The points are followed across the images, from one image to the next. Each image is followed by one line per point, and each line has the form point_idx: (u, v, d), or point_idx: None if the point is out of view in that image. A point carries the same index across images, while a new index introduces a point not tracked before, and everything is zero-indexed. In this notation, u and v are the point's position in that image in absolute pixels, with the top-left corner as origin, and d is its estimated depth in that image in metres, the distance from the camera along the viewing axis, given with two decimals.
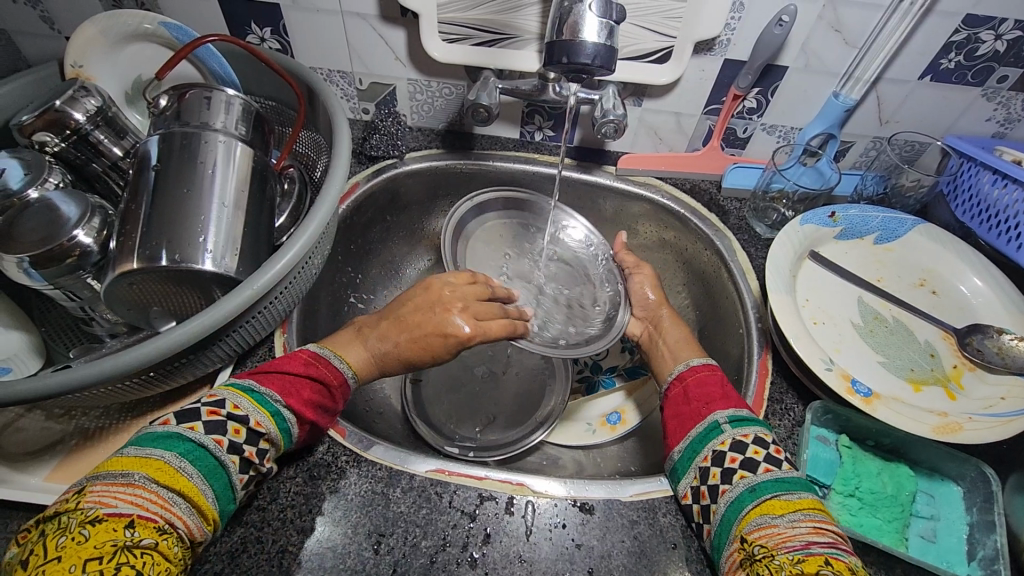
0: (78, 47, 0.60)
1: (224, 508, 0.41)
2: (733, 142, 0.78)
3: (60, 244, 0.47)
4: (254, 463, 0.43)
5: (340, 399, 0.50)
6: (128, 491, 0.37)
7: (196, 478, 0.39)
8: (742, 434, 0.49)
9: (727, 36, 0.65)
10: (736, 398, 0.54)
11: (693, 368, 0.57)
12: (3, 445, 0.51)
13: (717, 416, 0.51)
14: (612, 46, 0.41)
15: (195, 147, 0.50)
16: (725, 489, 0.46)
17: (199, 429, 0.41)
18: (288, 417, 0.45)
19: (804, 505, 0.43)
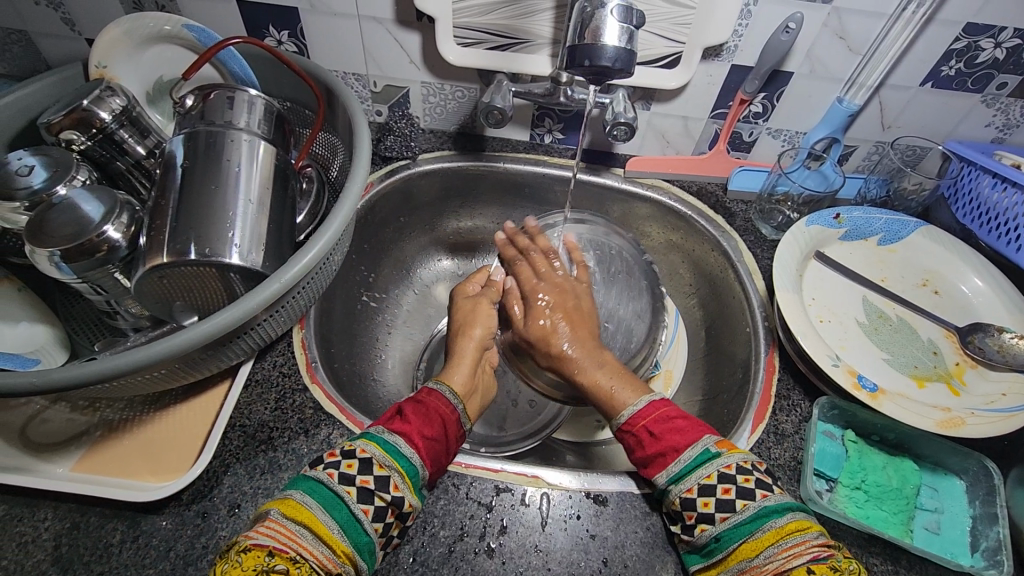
0: (103, 48, 0.61)
1: (354, 540, 0.43)
2: (739, 146, 0.80)
3: (90, 239, 0.48)
4: (373, 489, 0.45)
5: (446, 423, 0.53)
6: (265, 526, 0.42)
7: (315, 508, 0.43)
8: (683, 491, 0.46)
9: (734, 42, 0.66)
10: (677, 443, 0.49)
11: (630, 423, 0.52)
12: (29, 436, 0.52)
13: (658, 481, 0.49)
14: (633, 50, 0.42)
15: (220, 145, 0.52)
16: (690, 539, 0.47)
17: (319, 466, 0.46)
18: (389, 437, 0.49)
19: (772, 538, 0.42)
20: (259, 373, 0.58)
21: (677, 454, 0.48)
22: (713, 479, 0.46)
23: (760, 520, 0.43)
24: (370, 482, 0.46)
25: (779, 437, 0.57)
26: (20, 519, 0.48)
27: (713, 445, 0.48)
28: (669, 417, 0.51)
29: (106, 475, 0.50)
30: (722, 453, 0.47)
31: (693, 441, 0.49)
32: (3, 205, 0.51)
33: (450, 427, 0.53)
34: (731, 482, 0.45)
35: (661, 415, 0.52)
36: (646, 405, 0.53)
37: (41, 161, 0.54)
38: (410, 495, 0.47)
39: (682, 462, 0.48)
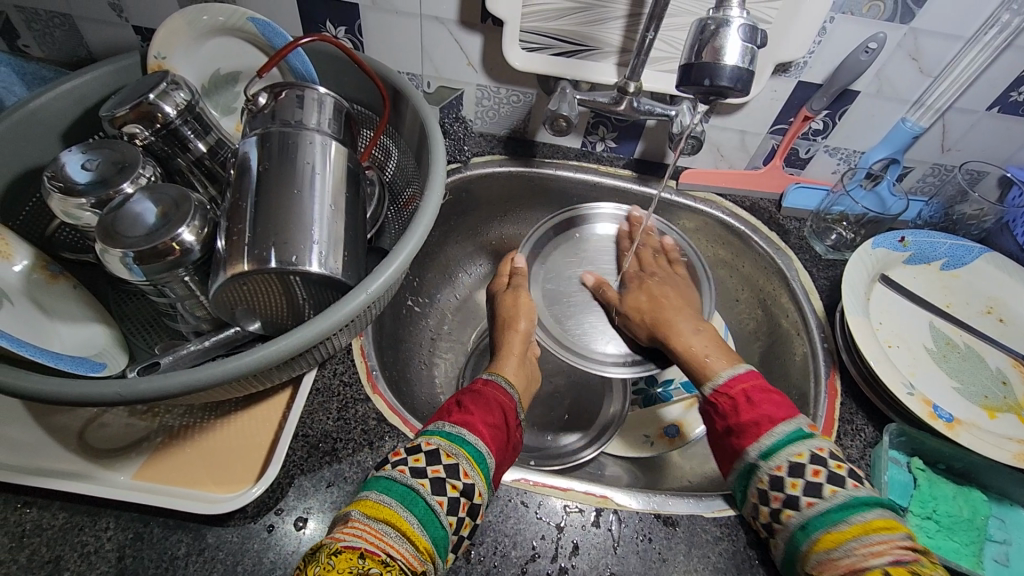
0: (164, 38, 0.59)
1: (432, 535, 0.41)
2: (793, 162, 0.79)
3: (164, 242, 0.47)
4: (444, 478, 0.44)
5: (505, 413, 0.54)
6: (347, 527, 0.40)
7: (395, 506, 0.41)
8: (772, 467, 0.46)
9: (805, 59, 0.65)
10: (773, 414, 0.49)
11: (727, 387, 0.53)
12: (87, 441, 0.50)
13: (749, 452, 0.48)
14: (752, 72, 0.45)
15: (296, 146, 0.50)
16: (777, 529, 0.45)
17: (387, 468, 0.45)
18: (453, 428, 0.49)
19: (857, 531, 0.41)
20: (321, 381, 0.57)
21: (772, 427, 0.48)
22: (805, 457, 0.45)
23: (846, 511, 0.42)
24: (441, 472, 0.45)
25: (846, 463, 0.57)
26: (81, 528, 0.46)
27: (807, 426, 0.48)
28: (762, 389, 0.51)
29: (168, 484, 0.49)
30: (815, 435, 0.47)
31: (788, 417, 0.48)
32: (68, 201, 0.49)
33: (509, 417, 0.54)
34: (821, 466, 0.45)
35: (757, 385, 0.52)
36: (737, 374, 0.53)
37: (107, 157, 0.52)
38: (480, 484, 0.46)
39: (778, 433, 0.47)
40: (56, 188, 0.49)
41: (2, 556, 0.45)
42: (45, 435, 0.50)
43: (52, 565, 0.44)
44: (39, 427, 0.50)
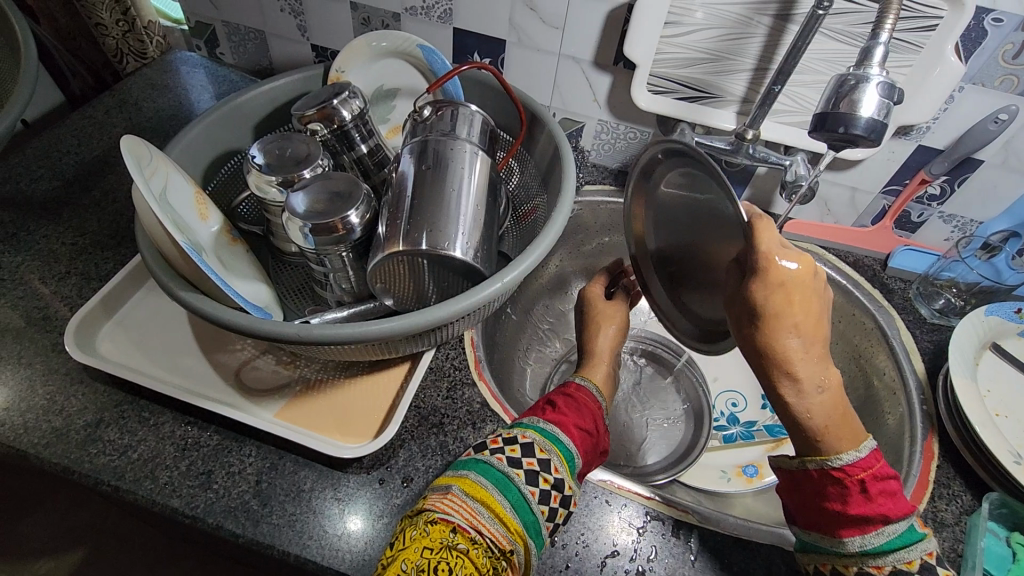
0: (347, 55, 0.70)
1: (523, 518, 0.45)
2: (904, 225, 0.79)
3: (336, 220, 0.56)
4: (538, 471, 0.48)
5: (595, 420, 0.56)
6: (446, 498, 0.45)
7: (490, 487, 0.46)
8: (874, 563, 0.44)
9: (928, 124, 0.67)
10: (886, 511, 0.44)
11: (844, 471, 0.45)
12: (243, 380, 0.59)
13: (848, 543, 0.44)
14: (886, 123, 0.48)
15: (451, 152, 0.58)
16: None
17: (486, 454, 0.49)
18: (547, 425, 0.52)
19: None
20: (434, 362, 0.63)
21: (885, 524, 0.43)
22: (914, 565, 0.43)
23: None
24: (535, 464, 0.48)
25: (939, 525, 0.56)
26: (230, 450, 0.54)
27: (917, 522, 0.44)
28: (883, 476, 0.45)
29: (304, 426, 0.56)
30: (924, 534, 0.44)
31: (905, 512, 0.44)
32: (262, 177, 0.60)
33: (599, 425, 0.56)
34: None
35: (879, 475, 0.45)
36: (854, 463, 0.45)
37: (292, 147, 0.62)
38: (569, 479, 0.49)
39: (889, 535, 0.43)
40: (255, 166, 0.60)
41: (169, 462, 0.53)
42: (211, 369, 0.60)
43: (206, 476, 0.52)
44: (207, 362, 0.60)
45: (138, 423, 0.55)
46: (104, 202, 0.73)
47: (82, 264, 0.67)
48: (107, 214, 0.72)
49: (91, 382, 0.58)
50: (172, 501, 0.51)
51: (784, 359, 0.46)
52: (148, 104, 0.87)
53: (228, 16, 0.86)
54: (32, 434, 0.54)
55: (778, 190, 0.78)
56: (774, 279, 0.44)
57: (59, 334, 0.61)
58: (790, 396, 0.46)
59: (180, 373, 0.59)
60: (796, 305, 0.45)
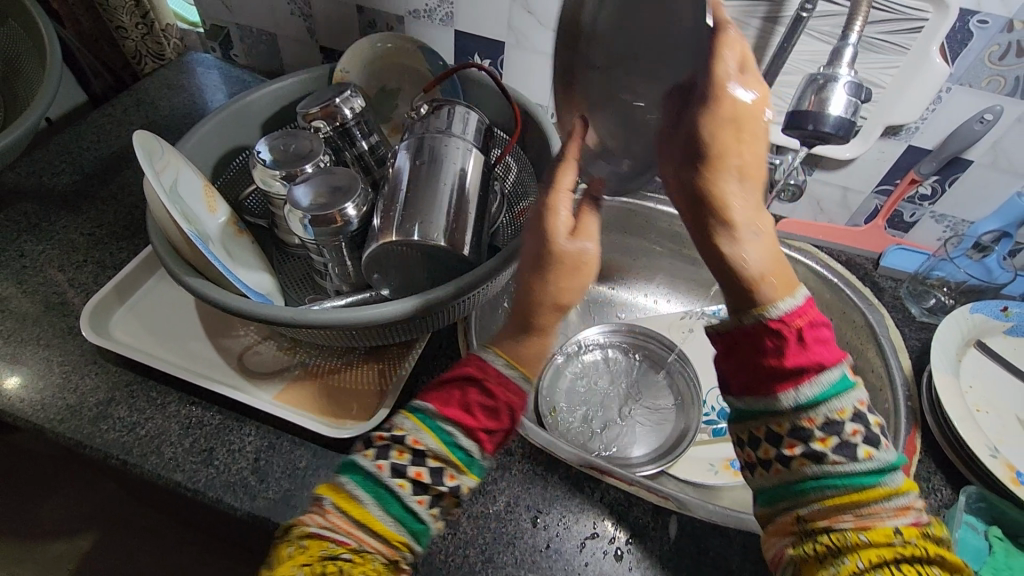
0: (352, 57, 0.74)
1: (409, 529, 0.39)
2: (896, 225, 0.80)
3: (335, 212, 0.59)
4: (428, 481, 0.39)
5: (502, 402, 0.42)
6: (321, 514, 0.39)
7: (367, 503, 0.38)
8: (805, 417, 0.39)
9: (917, 124, 0.68)
10: (823, 359, 0.39)
11: (783, 321, 0.39)
12: (245, 364, 0.62)
13: (784, 398, 0.39)
14: (853, 120, 0.50)
15: (444, 148, 0.61)
16: (777, 471, 0.40)
17: (371, 455, 0.40)
18: (441, 422, 0.41)
19: (881, 496, 0.37)
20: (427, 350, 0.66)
21: (818, 373, 0.39)
22: (847, 415, 0.38)
23: (876, 474, 0.38)
24: (424, 472, 0.39)
25: None
26: (231, 429, 0.57)
27: (851, 372, 0.40)
28: (819, 325, 0.40)
29: (301, 408, 0.59)
30: (857, 385, 0.40)
31: (836, 361, 0.40)
32: (267, 171, 0.63)
33: (513, 408, 0.42)
34: (861, 427, 0.39)
35: (813, 321, 0.40)
36: (798, 309, 0.39)
37: (296, 143, 0.65)
38: (463, 477, 0.40)
39: (826, 382, 0.38)
40: (261, 161, 0.63)
41: (173, 438, 0.56)
42: (216, 353, 0.63)
43: (208, 453, 0.55)
44: (212, 346, 0.63)
45: (146, 402, 0.59)
46: (120, 195, 0.77)
47: (98, 253, 0.71)
48: (123, 206, 0.76)
49: (104, 363, 0.61)
50: (176, 475, 0.54)
51: (722, 206, 0.38)
52: (164, 103, 0.92)
53: (240, 19, 0.90)
54: (49, 410, 0.57)
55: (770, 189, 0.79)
56: (724, 114, 0.38)
57: (75, 318, 0.65)
58: (728, 242, 0.39)
59: (187, 356, 0.62)
60: (743, 130, 0.38)
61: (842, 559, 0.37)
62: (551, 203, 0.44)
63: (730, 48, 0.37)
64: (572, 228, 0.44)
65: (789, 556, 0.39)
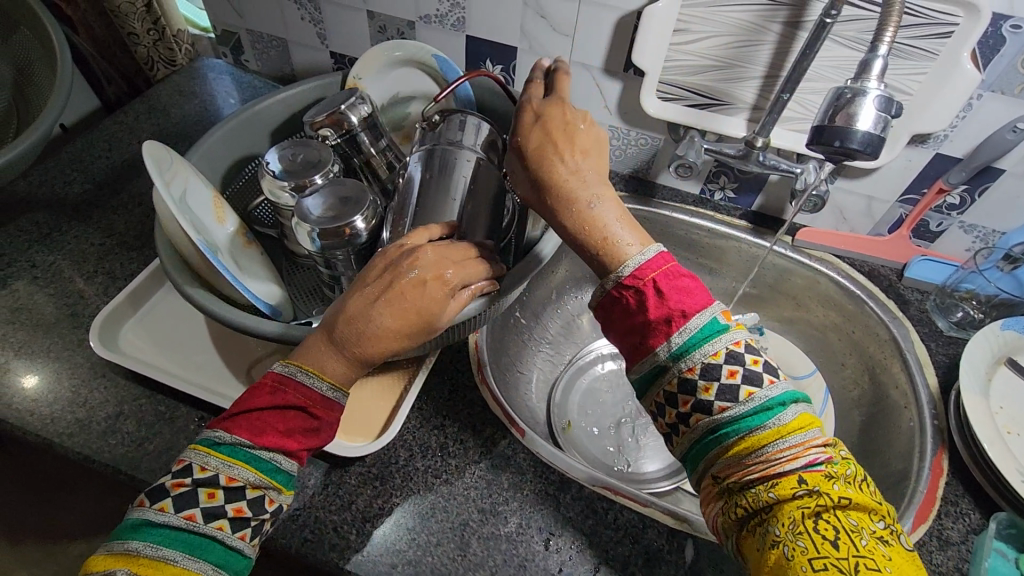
0: (364, 63, 0.73)
1: (232, 569, 0.40)
2: (922, 234, 0.77)
3: (344, 226, 0.58)
4: (249, 515, 0.41)
5: (307, 410, 0.44)
6: None
7: (179, 559, 0.38)
8: (685, 368, 0.43)
9: (946, 132, 0.65)
10: (687, 307, 0.44)
11: (636, 277, 0.46)
12: (255, 378, 0.62)
13: (659, 352, 0.44)
14: (884, 137, 0.48)
15: (455, 164, 0.59)
16: (686, 432, 0.44)
17: (171, 508, 0.39)
18: (263, 453, 0.41)
19: (770, 436, 0.40)
20: (438, 365, 0.65)
21: (686, 321, 0.44)
22: (721, 357, 0.43)
23: (764, 414, 0.41)
24: (244, 508, 0.41)
25: (943, 544, 0.55)
26: None
27: (720, 315, 0.44)
28: (675, 275, 0.46)
29: None
30: (729, 326, 0.44)
31: (702, 306, 0.44)
32: (275, 182, 0.62)
33: (319, 412, 0.44)
34: (738, 365, 0.42)
35: (669, 271, 0.46)
36: (647, 262, 0.46)
37: (305, 154, 0.64)
38: (276, 494, 0.42)
39: (691, 331, 0.43)
40: (269, 172, 0.62)
41: (182, 454, 0.56)
42: (226, 366, 0.63)
43: None
44: (222, 360, 0.63)
45: (155, 417, 0.58)
46: (131, 204, 0.77)
47: (108, 264, 0.71)
48: (133, 216, 0.76)
49: (113, 377, 0.61)
50: None
51: (557, 184, 0.49)
52: (175, 110, 0.91)
53: (251, 25, 0.89)
54: (58, 424, 0.57)
55: (790, 198, 0.77)
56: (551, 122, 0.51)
57: (86, 330, 0.65)
58: (568, 222, 0.49)
59: (197, 369, 0.62)
60: (559, 140, 0.50)
61: (754, 500, 0.40)
62: (407, 247, 0.49)
63: (564, 104, 0.53)
64: (451, 260, 0.48)
65: (719, 517, 0.43)
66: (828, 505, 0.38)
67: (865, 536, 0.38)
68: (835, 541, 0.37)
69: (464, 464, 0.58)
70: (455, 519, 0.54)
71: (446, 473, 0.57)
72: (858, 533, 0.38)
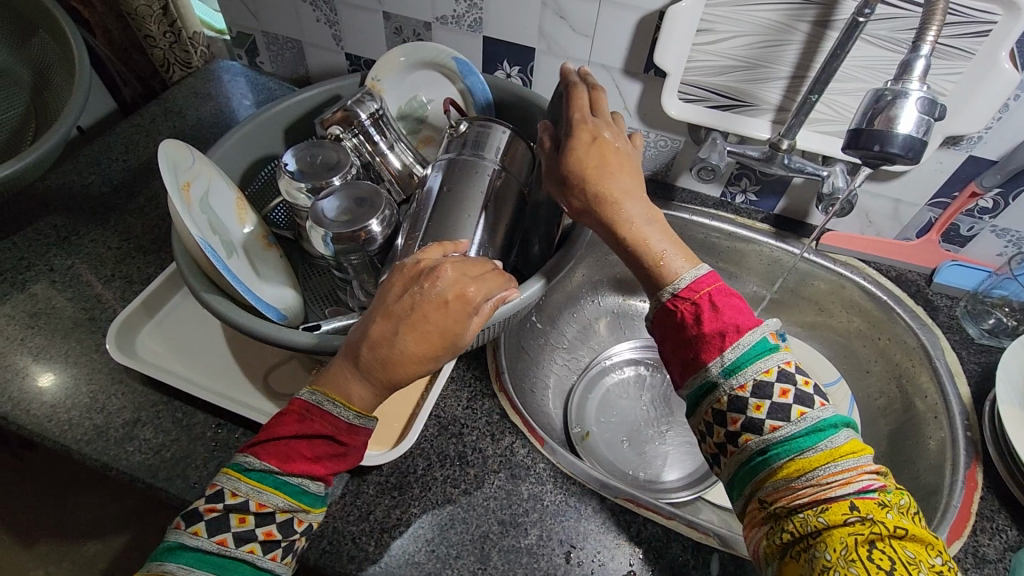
0: (383, 66, 0.72)
1: None
2: (952, 239, 0.75)
3: (359, 231, 0.57)
4: (279, 538, 0.41)
5: (334, 438, 0.43)
6: None
7: None
8: (736, 385, 0.43)
9: (980, 134, 0.63)
10: (740, 323, 0.45)
11: (689, 292, 0.47)
12: (272, 385, 0.61)
13: (711, 367, 0.45)
14: (925, 141, 0.47)
15: (473, 172, 0.58)
16: (733, 452, 0.44)
17: (203, 532, 0.39)
18: (292, 480, 0.41)
19: (822, 458, 0.40)
20: (455, 371, 0.64)
21: (739, 337, 0.44)
22: (773, 375, 0.43)
23: (815, 436, 0.41)
24: (275, 531, 0.41)
25: (979, 561, 0.53)
26: None
27: (771, 335, 0.44)
28: (727, 294, 0.47)
29: None
30: (779, 347, 0.44)
31: (754, 326, 0.45)
32: (292, 183, 0.61)
33: (347, 440, 0.44)
34: (790, 385, 0.43)
35: (721, 289, 0.47)
36: (699, 277, 0.48)
37: (321, 157, 0.63)
38: (306, 517, 0.43)
39: (744, 347, 0.44)
40: (286, 172, 0.61)
41: (198, 461, 0.55)
42: (243, 373, 0.62)
43: None
44: (239, 366, 0.63)
45: (172, 424, 0.58)
46: (147, 207, 0.77)
47: (125, 268, 0.71)
48: (149, 219, 0.75)
49: (131, 383, 0.60)
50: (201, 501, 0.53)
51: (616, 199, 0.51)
52: (190, 112, 0.91)
53: (266, 26, 0.89)
54: (76, 430, 0.57)
55: (814, 201, 0.75)
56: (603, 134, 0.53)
57: (103, 335, 0.64)
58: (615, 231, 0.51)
59: (214, 375, 0.62)
60: (615, 157, 0.52)
61: (800, 525, 0.39)
62: (426, 262, 0.47)
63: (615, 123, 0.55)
64: (470, 277, 0.46)
65: (763, 543, 0.42)
66: (883, 533, 0.37)
67: (921, 570, 0.36)
68: (889, 573, 0.35)
69: (483, 475, 0.56)
70: (474, 531, 0.53)
71: (465, 483, 0.56)
72: (915, 565, 0.36)
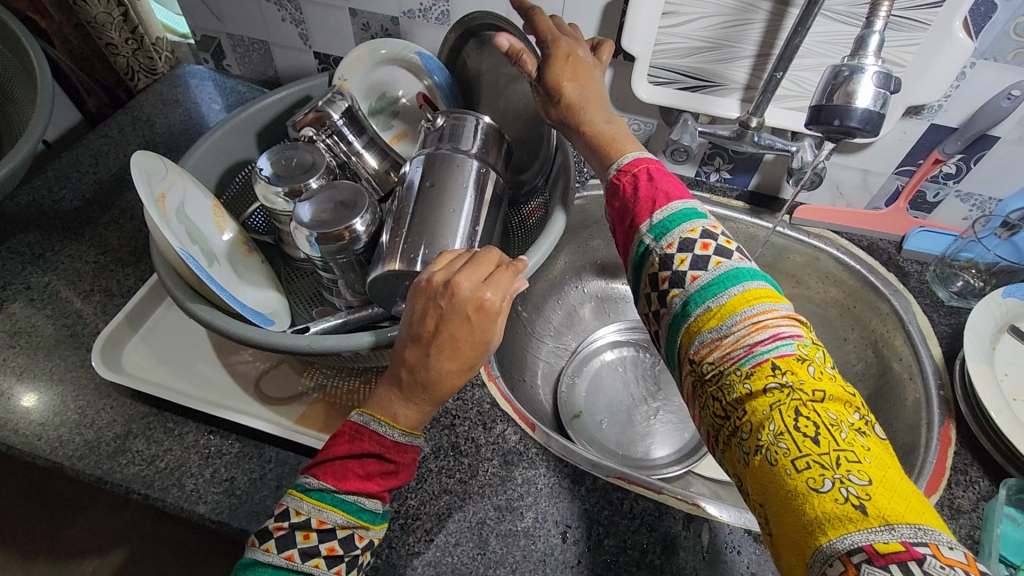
0: (348, 64, 0.72)
1: None
2: (920, 205, 0.77)
3: (342, 230, 0.57)
4: (342, 554, 0.41)
5: (385, 454, 0.43)
6: None
7: None
8: (664, 244, 0.46)
9: (941, 102, 0.65)
10: (669, 191, 0.49)
11: (626, 171, 0.52)
12: (263, 390, 0.62)
13: (643, 232, 0.48)
14: (882, 113, 0.48)
15: (451, 167, 0.59)
16: (663, 314, 0.46)
17: (273, 548, 0.40)
18: (347, 496, 0.42)
19: (737, 303, 0.41)
20: None
21: (667, 204, 0.48)
22: (696, 233, 0.45)
23: (727, 282, 0.42)
24: (336, 547, 0.41)
25: (955, 513, 0.56)
26: (251, 457, 0.57)
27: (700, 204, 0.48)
28: (664, 173, 0.51)
29: (321, 432, 0.58)
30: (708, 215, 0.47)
31: (684, 198, 0.48)
32: (269, 188, 0.61)
33: (397, 455, 0.44)
34: (711, 241, 0.45)
35: (658, 169, 0.51)
36: (641, 159, 0.52)
37: (295, 158, 0.63)
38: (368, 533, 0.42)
39: (673, 211, 0.47)
40: (263, 178, 0.62)
41: (194, 469, 0.56)
42: (233, 380, 0.63)
43: (229, 482, 0.55)
44: (229, 372, 0.63)
45: (164, 434, 0.58)
46: (122, 219, 0.76)
47: (105, 282, 0.70)
48: (126, 231, 0.75)
49: (119, 396, 0.60)
50: (199, 508, 0.53)
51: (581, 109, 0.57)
52: (159, 120, 0.90)
53: (231, 29, 0.88)
54: (67, 447, 0.57)
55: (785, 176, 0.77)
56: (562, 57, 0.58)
57: (87, 350, 0.64)
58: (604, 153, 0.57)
59: (204, 384, 0.62)
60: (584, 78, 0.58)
61: (727, 386, 0.40)
62: (440, 278, 0.45)
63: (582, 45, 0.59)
64: (486, 282, 0.45)
65: (704, 416, 0.43)
66: (805, 399, 0.36)
67: (843, 429, 0.35)
68: (814, 438, 0.35)
69: (478, 463, 0.58)
70: (472, 517, 0.54)
71: (460, 472, 0.57)
72: (837, 427, 0.35)
